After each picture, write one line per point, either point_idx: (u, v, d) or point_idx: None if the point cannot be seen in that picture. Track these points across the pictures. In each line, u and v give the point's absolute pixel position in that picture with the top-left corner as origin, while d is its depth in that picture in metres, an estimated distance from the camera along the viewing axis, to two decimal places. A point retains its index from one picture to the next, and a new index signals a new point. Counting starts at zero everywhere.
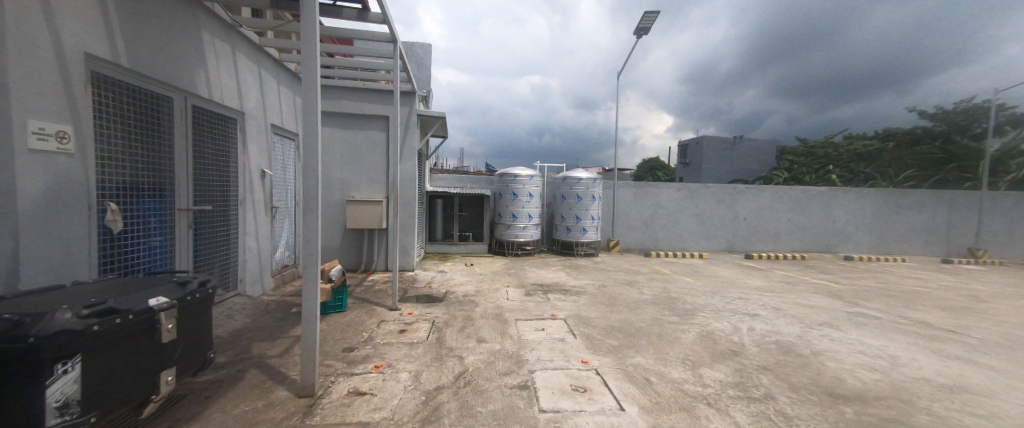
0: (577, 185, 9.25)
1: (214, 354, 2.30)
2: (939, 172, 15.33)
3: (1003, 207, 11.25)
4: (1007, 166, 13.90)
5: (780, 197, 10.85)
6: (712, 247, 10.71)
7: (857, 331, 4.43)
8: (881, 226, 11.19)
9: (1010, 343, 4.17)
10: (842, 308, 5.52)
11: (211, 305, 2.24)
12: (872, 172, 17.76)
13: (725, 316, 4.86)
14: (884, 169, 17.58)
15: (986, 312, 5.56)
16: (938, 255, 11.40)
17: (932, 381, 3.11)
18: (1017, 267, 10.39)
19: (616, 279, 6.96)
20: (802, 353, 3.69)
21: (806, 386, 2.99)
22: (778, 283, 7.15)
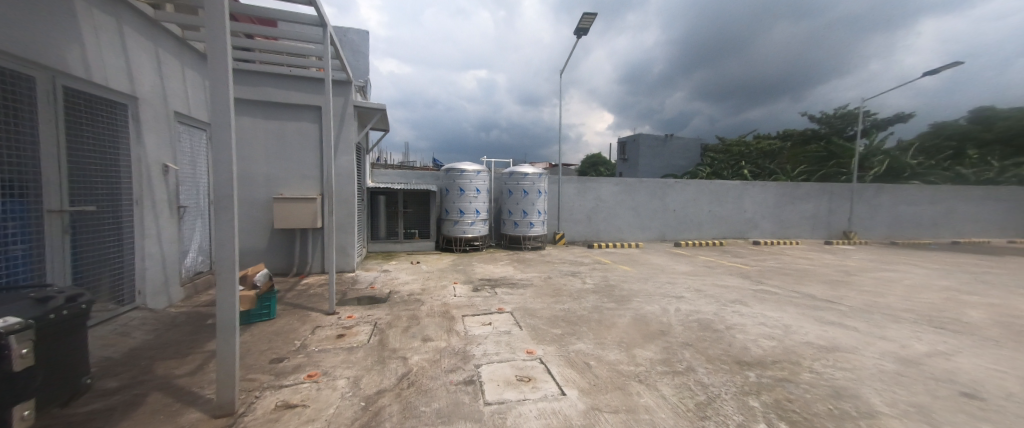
0: (524, 180, 9.41)
1: (84, 381, 2.06)
2: (823, 168, 18.14)
3: (867, 196, 13.69)
4: (870, 163, 16.92)
5: (702, 190, 12.07)
6: (647, 237, 11.59)
7: (761, 305, 5.13)
8: (781, 215, 12.99)
9: (869, 308, 5.13)
10: (751, 286, 6.35)
11: (81, 322, 1.93)
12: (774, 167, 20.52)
13: (656, 299, 5.32)
14: (783, 165, 20.39)
15: (855, 284, 6.76)
16: (823, 237, 13.54)
17: (814, 343, 3.72)
18: (876, 245, 12.74)
19: (560, 270, 7.24)
20: (718, 328, 4.17)
21: (720, 356, 3.39)
22: (701, 268, 7.97)
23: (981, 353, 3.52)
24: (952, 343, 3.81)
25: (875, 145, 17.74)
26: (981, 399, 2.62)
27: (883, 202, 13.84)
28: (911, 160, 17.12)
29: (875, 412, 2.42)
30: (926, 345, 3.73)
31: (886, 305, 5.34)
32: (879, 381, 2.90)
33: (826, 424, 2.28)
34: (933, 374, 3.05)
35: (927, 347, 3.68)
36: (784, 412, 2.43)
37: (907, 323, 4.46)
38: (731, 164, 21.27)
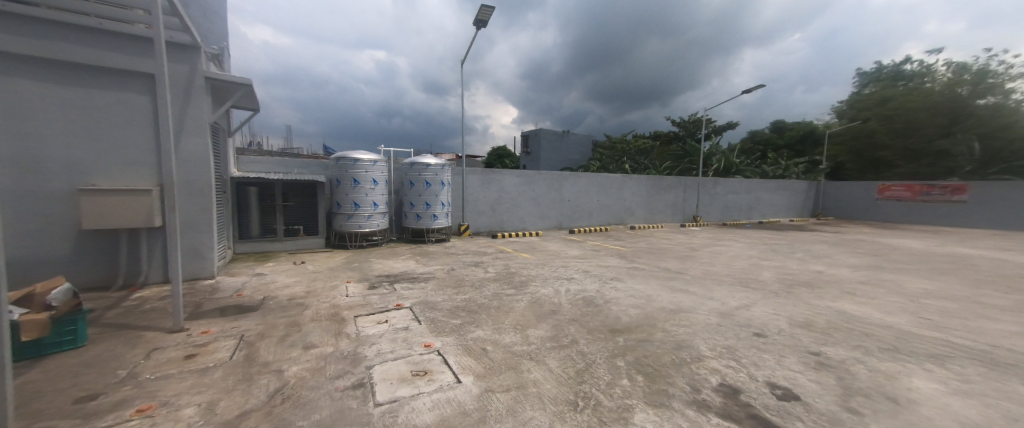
0: (426, 171, 9.07)
1: None
2: (680, 164, 21.98)
3: (709, 187, 17.18)
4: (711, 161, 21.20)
5: (592, 182, 13.44)
6: (546, 226, 12.42)
7: (632, 280, 6.04)
8: (650, 203, 15.34)
9: (706, 276, 6.51)
10: (627, 265, 7.42)
11: None
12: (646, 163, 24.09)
13: (550, 282, 5.78)
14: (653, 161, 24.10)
15: (699, 257, 8.45)
16: (680, 221, 16.51)
17: (667, 308, 4.57)
18: (714, 226, 16.12)
19: (463, 261, 7.27)
20: (598, 303, 4.75)
21: (599, 327, 3.88)
22: (589, 251, 8.92)
23: (770, 303, 4.79)
24: (754, 298, 5.09)
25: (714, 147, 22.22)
26: (766, 337, 3.57)
27: (718, 192, 17.54)
28: (736, 159, 21.99)
29: (702, 356, 3.08)
30: (739, 301, 4.90)
31: (717, 272, 6.81)
32: (707, 332, 3.70)
33: (671, 371, 2.82)
34: (741, 322, 4.04)
35: (739, 302, 4.83)
36: (642, 367, 2.91)
37: (728, 286, 5.79)
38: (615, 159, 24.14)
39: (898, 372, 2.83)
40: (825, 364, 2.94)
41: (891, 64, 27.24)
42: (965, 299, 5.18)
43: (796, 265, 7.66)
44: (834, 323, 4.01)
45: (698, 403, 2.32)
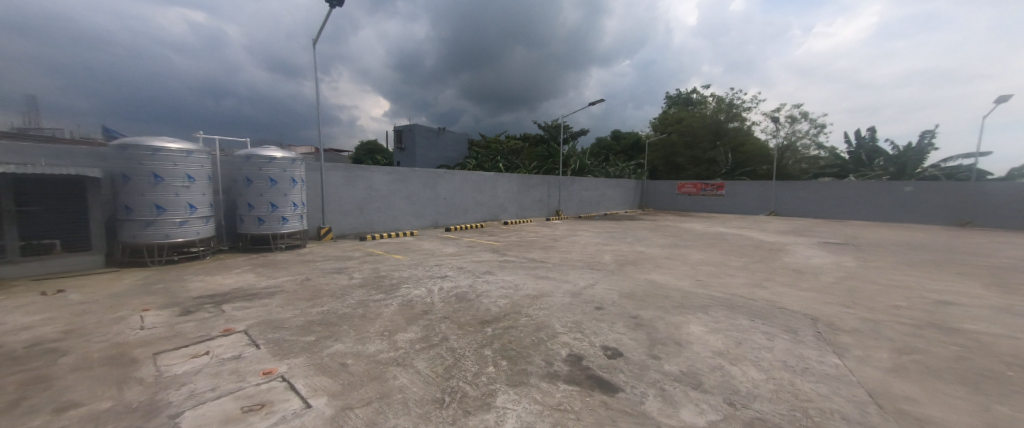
0: (269, 165, 7.56)
1: None
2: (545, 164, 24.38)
3: (568, 185, 19.55)
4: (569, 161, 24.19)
5: (466, 179, 13.60)
6: (421, 225, 11.99)
7: (503, 273, 6.39)
8: (520, 200, 16.50)
9: (566, 262, 7.40)
10: (499, 258, 7.80)
11: None
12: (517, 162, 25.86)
13: (423, 283, 5.59)
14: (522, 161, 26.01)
15: (558, 247, 9.54)
16: (545, 215, 18.30)
17: (532, 294, 5.00)
18: (572, 219, 18.45)
19: (322, 269, 6.36)
20: (470, 298, 4.84)
21: (469, 321, 3.95)
22: (463, 248, 9.02)
23: (609, 281, 5.75)
24: (598, 278, 6.03)
25: (571, 149, 25.38)
26: (604, 309, 4.28)
27: (575, 189, 20.13)
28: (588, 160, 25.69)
29: (556, 334, 3.48)
30: (588, 281, 5.73)
31: (572, 259, 7.82)
32: (561, 312, 4.19)
33: (530, 352, 3.08)
34: (588, 300, 4.73)
35: (587, 283, 5.66)
36: (506, 352, 3.09)
37: (581, 269, 6.72)
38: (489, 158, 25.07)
39: (684, 322, 3.78)
40: (642, 325, 3.70)
41: (684, 92, 36.33)
42: (722, 263, 7.35)
43: (628, 247, 9.44)
44: (649, 291, 5.09)
45: (550, 375, 2.59)
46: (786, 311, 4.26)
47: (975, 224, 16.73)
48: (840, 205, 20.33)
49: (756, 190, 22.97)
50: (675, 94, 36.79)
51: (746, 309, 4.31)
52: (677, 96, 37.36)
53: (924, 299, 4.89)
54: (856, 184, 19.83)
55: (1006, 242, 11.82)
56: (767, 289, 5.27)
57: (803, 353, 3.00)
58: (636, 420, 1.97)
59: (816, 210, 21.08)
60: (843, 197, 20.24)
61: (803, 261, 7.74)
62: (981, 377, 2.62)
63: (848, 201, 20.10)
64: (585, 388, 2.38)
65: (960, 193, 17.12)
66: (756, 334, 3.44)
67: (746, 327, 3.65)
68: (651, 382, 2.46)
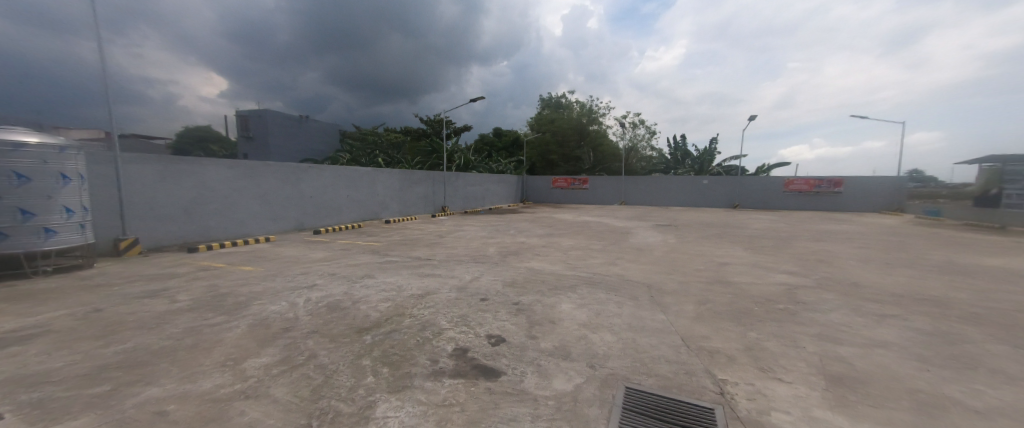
0: (16, 154, 5.23)
1: None
2: (428, 160, 23.70)
3: (452, 180, 19.42)
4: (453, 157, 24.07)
5: (337, 175, 12.11)
6: (281, 229, 10.18)
7: (384, 275, 5.94)
8: (403, 196, 15.62)
9: (451, 258, 7.34)
10: (378, 260, 7.22)
11: None
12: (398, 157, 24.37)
13: (284, 295, 4.72)
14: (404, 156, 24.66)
15: (444, 243, 9.42)
16: (430, 211, 17.78)
17: (415, 294, 4.80)
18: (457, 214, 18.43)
19: (126, 294, 4.74)
20: (345, 305, 4.32)
21: (343, 331, 3.49)
22: (336, 251, 8.04)
23: (493, 272, 5.97)
24: (483, 270, 6.20)
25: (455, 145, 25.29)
26: (488, 300, 4.43)
27: (459, 184, 20.13)
28: (471, 156, 26.05)
29: (442, 330, 3.43)
30: (473, 275, 5.83)
31: (458, 254, 7.82)
32: (446, 308, 4.16)
33: (414, 352, 2.94)
34: (473, 293, 4.81)
35: (473, 276, 5.77)
36: (387, 358, 2.86)
37: (466, 264, 6.78)
38: (365, 151, 22.96)
39: (558, 302, 4.21)
40: (522, 310, 3.97)
41: (554, 96, 40.21)
42: (587, 247, 8.46)
43: (510, 239, 9.99)
44: (528, 278, 5.50)
45: (435, 373, 2.54)
46: (632, 282, 5.18)
47: (742, 206, 23.75)
48: (666, 194, 25.77)
49: (611, 183, 27.11)
50: (547, 98, 40.44)
51: (604, 284, 5.08)
52: (548, 99, 41.09)
53: (715, 262, 6.64)
54: (676, 178, 25.44)
55: (759, 218, 16.98)
56: (619, 266, 6.32)
57: (642, 315, 3.72)
58: (516, 398, 2.11)
59: (651, 199, 26.16)
60: (668, 189, 25.61)
61: (644, 240, 9.56)
62: (743, 313, 3.73)
63: (671, 191, 25.58)
64: (470, 378, 2.42)
65: (733, 184, 23.93)
66: (612, 304, 4.09)
67: (604, 299, 4.29)
68: (529, 361, 2.67)
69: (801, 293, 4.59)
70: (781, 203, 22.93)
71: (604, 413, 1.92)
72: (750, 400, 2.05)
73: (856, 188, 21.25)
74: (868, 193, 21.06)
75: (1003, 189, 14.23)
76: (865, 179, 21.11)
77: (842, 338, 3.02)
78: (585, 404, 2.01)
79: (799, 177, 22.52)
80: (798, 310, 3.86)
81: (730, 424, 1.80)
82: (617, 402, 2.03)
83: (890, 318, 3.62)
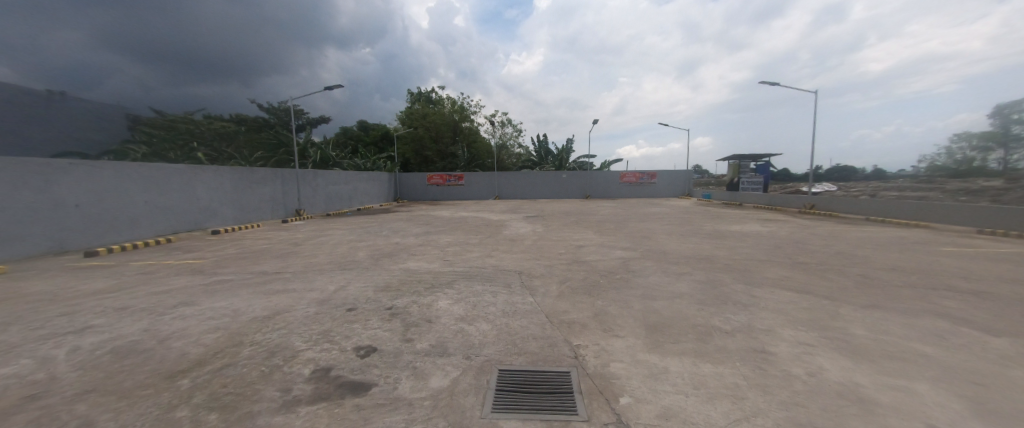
0: None
1: None
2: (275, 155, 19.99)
3: (309, 179, 16.79)
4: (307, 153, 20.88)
5: (127, 174, 8.96)
6: (22, 253, 6.91)
7: (210, 299, 4.68)
8: (239, 199, 12.70)
9: (310, 269, 6.35)
10: (203, 281, 5.68)
11: None
12: (231, 152, 19.71)
13: (25, 350, 3.19)
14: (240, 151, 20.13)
15: (301, 251, 8.09)
16: (280, 217, 14.97)
17: (257, 317, 3.95)
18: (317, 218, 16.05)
19: None
20: (147, 347, 3.22)
21: (144, 380, 2.59)
22: (131, 277, 5.95)
23: (362, 279, 5.43)
24: (351, 277, 5.60)
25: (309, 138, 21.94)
26: (356, 309, 4.01)
27: (319, 183, 17.57)
28: (330, 151, 23.09)
29: (297, 353, 2.94)
30: (339, 284, 5.20)
31: (320, 262, 6.84)
32: (303, 327, 3.58)
33: (259, 386, 2.42)
34: (337, 304, 4.28)
35: (338, 285, 5.14)
36: (216, 401, 2.25)
37: (329, 273, 5.99)
38: (176, 143, 17.66)
39: (435, 301, 4.14)
40: (396, 314, 3.75)
41: (423, 91, 39.25)
42: (464, 242, 8.56)
43: (384, 241, 9.29)
44: (404, 280, 5.23)
45: (287, 403, 2.15)
46: (506, 271, 5.51)
47: (591, 196, 27.97)
48: (533, 188, 28.21)
49: (484, 179, 28.03)
50: (416, 93, 39.37)
51: (481, 276, 5.25)
52: (418, 94, 39.94)
53: (573, 246, 7.65)
54: (540, 174, 28.15)
55: (604, 205, 20.33)
56: (494, 257, 6.62)
57: (514, 300, 3.99)
58: (390, 408, 1.98)
59: (520, 193, 28.25)
60: (532, 183, 28.08)
61: (516, 231, 10.29)
62: (593, 286, 4.41)
63: (536, 185, 28.16)
64: (334, 399, 2.16)
65: (584, 178, 27.96)
66: (487, 295, 4.26)
67: (480, 291, 4.44)
68: (404, 366, 2.54)
69: (632, 263, 5.74)
70: (617, 192, 27.97)
71: (478, 400, 1.98)
72: (597, 357, 2.44)
73: (664, 179, 27.69)
74: (670, 183, 27.74)
75: (741, 177, 20.82)
76: (669, 172, 27.72)
77: (657, 295, 3.90)
78: (461, 396, 2.04)
79: (629, 171, 27.91)
80: (630, 278, 4.80)
81: (582, 382, 2.11)
82: (492, 386, 2.13)
83: (684, 275, 4.87)
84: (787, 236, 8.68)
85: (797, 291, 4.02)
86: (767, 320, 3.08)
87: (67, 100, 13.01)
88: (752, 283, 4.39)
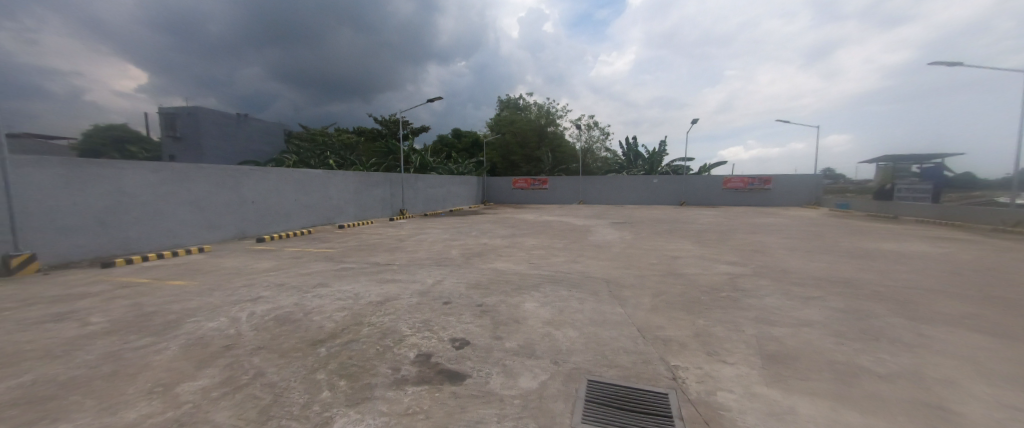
0: None
1: None
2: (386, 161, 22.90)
3: (412, 182, 18.82)
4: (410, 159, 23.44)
5: (285, 179, 11.30)
6: (220, 237, 9.25)
7: (338, 283, 5.60)
8: (359, 199, 14.91)
9: (412, 263, 7.11)
10: (333, 267, 6.82)
11: None
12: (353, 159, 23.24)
13: (223, 310, 4.25)
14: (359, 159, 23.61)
15: (405, 247, 9.12)
16: (389, 215, 17.10)
17: (372, 302, 4.58)
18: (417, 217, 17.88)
19: (25, 319, 3.77)
20: (296, 318, 4.00)
21: (295, 344, 3.22)
22: (285, 260, 7.44)
23: (456, 275, 5.88)
24: (446, 273, 6.10)
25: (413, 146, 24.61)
26: (451, 303, 4.36)
27: (420, 186, 19.58)
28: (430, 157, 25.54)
29: (403, 337, 3.33)
30: (436, 278, 5.72)
31: (420, 258, 7.61)
32: (408, 314, 4.04)
33: (375, 362, 2.80)
34: (435, 297, 4.70)
35: (436, 279, 5.65)
36: (345, 370, 2.68)
37: (428, 267, 6.63)
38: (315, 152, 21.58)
39: (522, 302, 4.25)
40: (486, 311, 3.96)
41: (512, 98, 40.67)
42: (549, 246, 8.58)
43: (474, 240, 9.88)
44: (493, 279, 5.48)
45: (397, 381, 2.44)
46: (592, 278, 5.36)
47: (688, 202, 25.43)
48: (621, 192, 26.86)
49: (570, 183, 27.72)
50: (506, 100, 41.03)
51: (567, 281, 5.20)
52: (507, 101, 41.54)
53: (668, 256, 7.05)
54: (630, 178, 26.68)
55: (704, 213, 18.27)
56: (580, 263, 6.50)
57: (602, 309, 3.86)
58: (483, 400, 2.09)
59: (607, 198, 27.16)
60: (621, 188, 26.75)
61: (603, 238, 9.91)
62: (692, 303, 3.99)
63: (625, 190, 26.75)
64: (434, 384, 2.37)
65: (680, 183, 25.55)
66: (574, 301, 4.21)
67: (567, 296, 4.40)
68: (494, 362, 2.67)
69: (741, 280, 5.02)
70: (721, 199, 24.86)
71: (568, 407, 1.97)
72: (701, 382, 2.20)
73: (782, 184, 23.64)
74: (791, 189, 23.59)
75: (895, 183, 16.60)
76: (789, 176, 23.59)
77: (776, 320, 3.34)
78: (550, 400, 2.05)
79: (735, 175, 24.47)
80: (739, 296, 4.22)
81: (683, 407, 1.92)
82: (582, 395, 2.09)
83: (813, 299, 4.08)
84: (972, 260, 6.59)
85: (990, 335, 3.03)
86: (944, 368, 2.38)
87: (248, 121, 16.95)
88: (916, 317, 3.45)
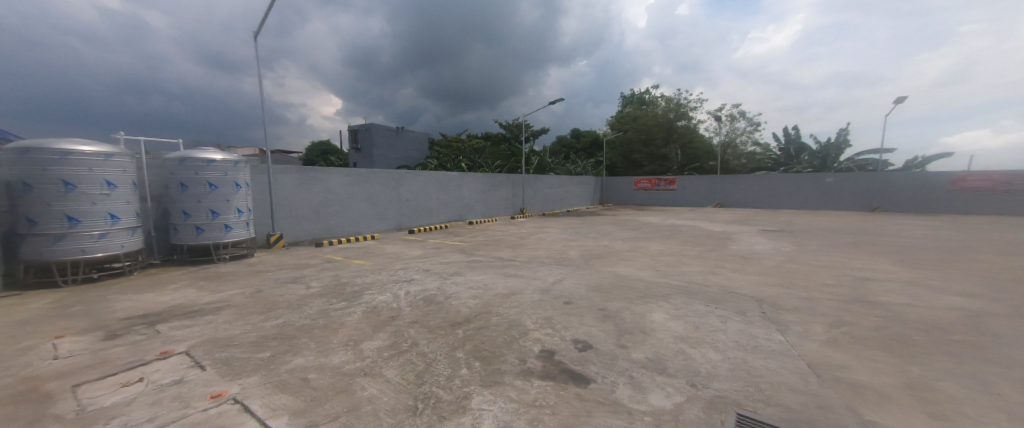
0: (231, 167, 6.52)
1: None
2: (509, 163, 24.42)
3: (532, 183, 19.58)
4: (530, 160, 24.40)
5: (430, 180, 13.23)
6: (385, 228, 11.44)
7: (470, 274, 6.25)
8: (486, 199, 16.32)
9: (532, 260, 7.40)
10: (466, 259, 7.64)
11: None
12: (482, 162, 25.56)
13: (388, 288, 5.24)
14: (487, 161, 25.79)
15: (526, 244, 9.55)
16: (512, 214, 18.18)
17: (498, 294, 4.95)
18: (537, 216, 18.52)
19: (277, 279, 5.41)
20: (439, 300, 4.63)
21: (440, 323, 3.73)
22: (430, 250, 8.72)
23: (576, 276, 5.85)
24: (567, 273, 6.12)
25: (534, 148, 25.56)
26: (573, 303, 4.35)
27: (539, 187, 20.22)
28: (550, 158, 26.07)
29: (528, 331, 3.49)
30: (556, 277, 5.81)
31: (541, 256, 7.84)
32: (532, 309, 4.21)
33: (504, 350, 3.02)
34: (557, 295, 4.77)
35: (556, 278, 5.74)
36: (479, 353, 2.96)
37: (549, 266, 6.77)
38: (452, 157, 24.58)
39: (649, 312, 3.93)
40: (610, 316, 3.81)
41: (637, 93, 38.03)
42: (679, 253, 7.71)
43: (594, 242, 9.63)
44: (616, 284, 5.24)
45: (524, 372, 2.58)
46: (736, 294, 4.57)
47: (883, 209, 19.21)
48: (776, 195, 22.18)
49: (704, 183, 24.35)
50: (631, 95, 38.57)
51: (703, 295, 4.57)
52: (632, 96, 39.03)
53: (850, 277, 5.47)
54: (789, 178, 21.81)
55: (909, 223, 13.49)
56: (720, 275, 5.63)
57: (753, 332, 3.25)
58: (610, 409, 2.02)
59: (756, 201, 22.83)
60: (774, 191, 22.20)
61: (750, 247, 8.35)
62: (894, 342, 3.00)
63: (781, 192, 22.02)
64: (559, 382, 2.41)
65: (870, 183, 19.48)
66: (714, 318, 3.66)
67: (704, 312, 3.87)
68: (621, 371, 2.54)
69: (987, 321, 3.51)
70: (943, 206, 17.91)
71: None
72: None
73: None
74: None
75: None
76: None
77: None
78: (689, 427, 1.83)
79: (975, 171, 17.25)
80: (985, 343, 2.96)
81: None
82: None
83: None
84: None
85: None
86: None
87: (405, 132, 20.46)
88: None
